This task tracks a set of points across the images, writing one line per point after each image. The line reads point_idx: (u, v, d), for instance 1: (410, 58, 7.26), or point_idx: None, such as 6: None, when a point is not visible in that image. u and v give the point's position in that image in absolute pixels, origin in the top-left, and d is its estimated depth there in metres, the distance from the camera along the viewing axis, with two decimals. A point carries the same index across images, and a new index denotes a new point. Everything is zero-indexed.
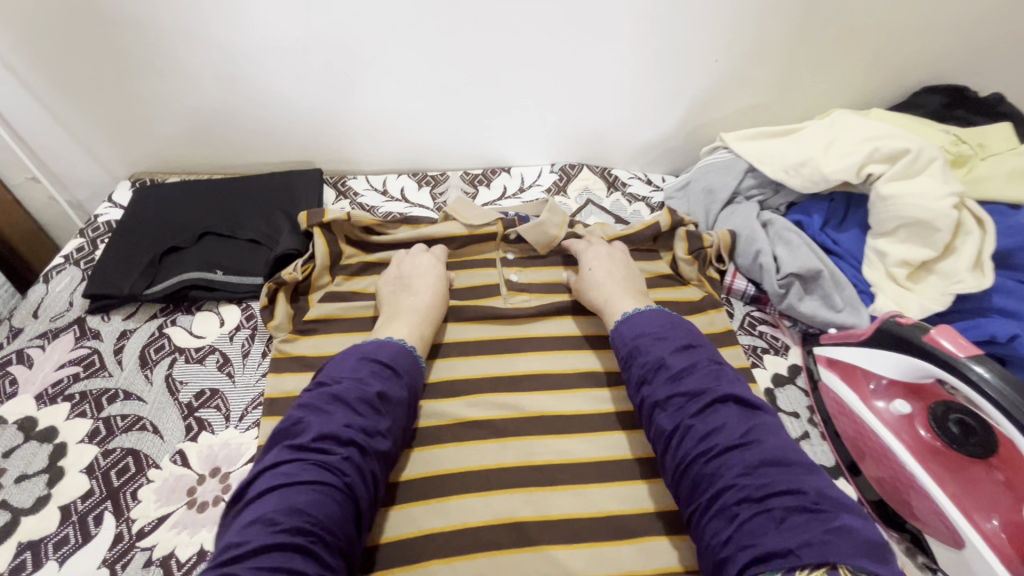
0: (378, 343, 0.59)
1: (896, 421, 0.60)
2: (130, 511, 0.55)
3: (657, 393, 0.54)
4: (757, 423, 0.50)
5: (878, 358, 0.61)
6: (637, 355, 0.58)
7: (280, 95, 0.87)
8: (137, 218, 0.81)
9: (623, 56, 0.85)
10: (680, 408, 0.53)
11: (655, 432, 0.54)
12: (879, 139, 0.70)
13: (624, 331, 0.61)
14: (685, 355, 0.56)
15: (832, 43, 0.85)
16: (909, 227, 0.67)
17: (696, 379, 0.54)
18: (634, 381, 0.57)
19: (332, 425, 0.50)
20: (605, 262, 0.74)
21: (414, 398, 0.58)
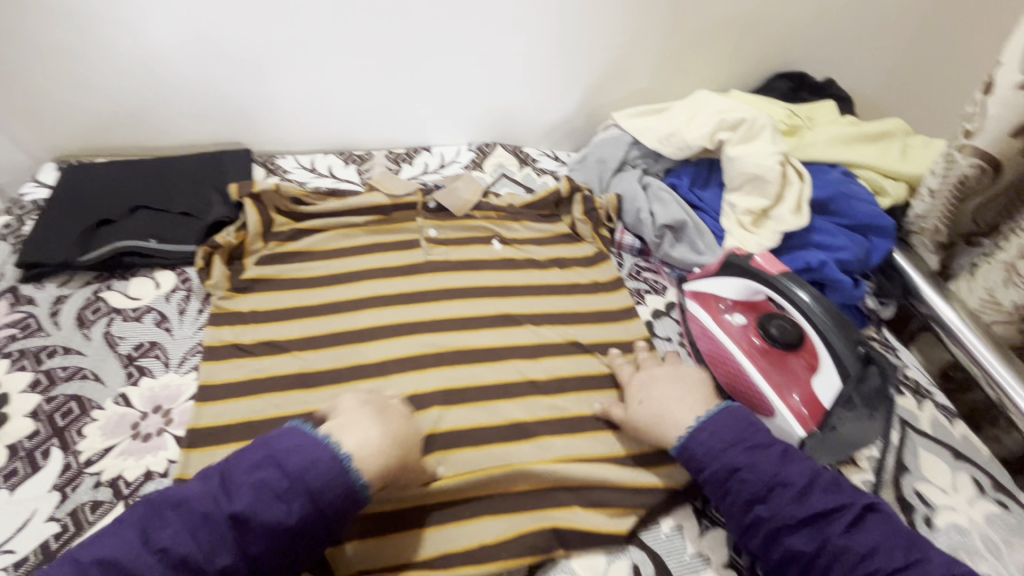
0: (298, 443, 0.52)
1: (737, 333, 0.74)
2: (76, 445, 0.61)
3: (786, 514, 0.54)
4: (899, 534, 0.54)
5: (721, 283, 0.76)
6: (740, 468, 0.57)
7: (207, 77, 0.94)
8: (65, 193, 0.84)
9: (519, 42, 0.98)
10: (814, 527, 0.54)
11: (777, 552, 0.54)
12: (727, 111, 0.86)
13: (705, 438, 0.60)
14: (796, 468, 0.57)
15: (696, 35, 1.01)
16: (751, 182, 0.82)
17: (824, 496, 0.55)
18: (738, 496, 0.57)
19: (142, 547, 0.47)
20: (657, 389, 0.68)
21: (310, 525, 0.50)
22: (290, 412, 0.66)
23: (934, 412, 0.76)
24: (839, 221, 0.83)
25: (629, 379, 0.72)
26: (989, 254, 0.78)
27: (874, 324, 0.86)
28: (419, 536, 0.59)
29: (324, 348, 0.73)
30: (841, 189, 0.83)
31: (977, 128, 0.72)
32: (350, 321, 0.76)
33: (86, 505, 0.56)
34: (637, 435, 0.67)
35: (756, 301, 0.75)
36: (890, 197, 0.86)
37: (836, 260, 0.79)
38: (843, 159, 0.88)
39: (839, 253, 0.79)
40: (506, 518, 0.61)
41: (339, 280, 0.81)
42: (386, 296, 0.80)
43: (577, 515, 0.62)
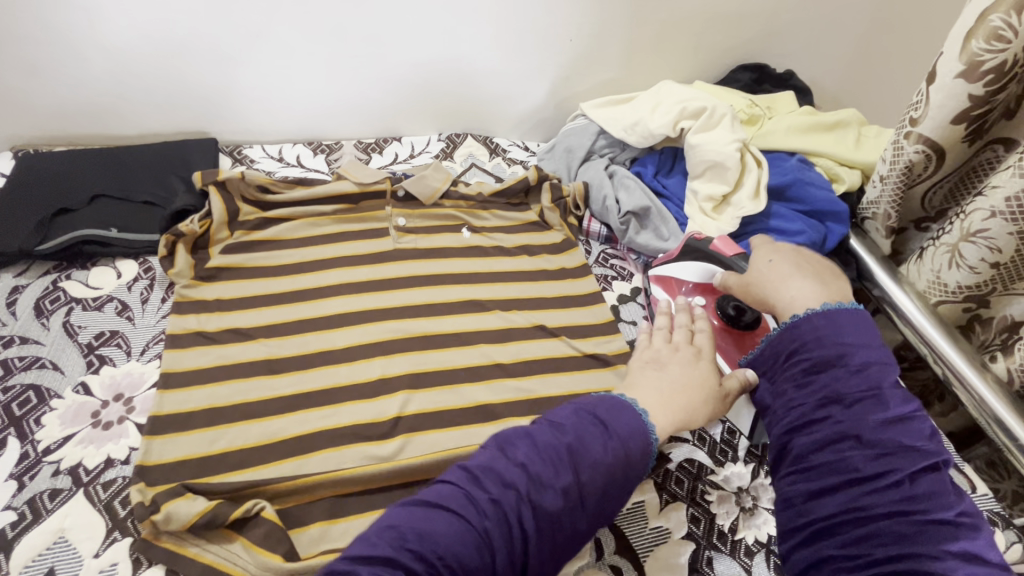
0: (608, 399, 0.49)
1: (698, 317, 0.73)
2: (34, 434, 0.60)
3: (864, 423, 0.45)
4: (967, 503, 0.44)
5: (681, 267, 0.77)
6: (846, 362, 0.48)
7: (169, 64, 0.92)
8: (21, 181, 0.82)
9: (488, 31, 0.99)
10: (885, 453, 0.44)
11: (821, 456, 0.46)
12: (688, 101, 0.88)
13: (820, 325, 0.51)
14: (900, 394, 0.47)
15: (660, 26, 1.03)
16: (712, 169, 0.85)
17: (910, 430, 0.45)
18: (820, 390, 0.48)
19: (504, 464, 0.43)
20: (794, 260, 0.60)
21: (625, 472, 0.45)
22: (255, 398, 0.66)
23: None
24: (796, 207, 0.86)
25: (760, 238, 0.64)
26: (936, 237, 0.81)
27: None
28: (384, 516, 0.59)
29: (289, 335, 0.73)
30: (797, 176, 0.87)
31: (921, 115, 0.74)
32: (317, 308, 0.76)
33: (45, 493, 0.56)
34: (748, 284, 0.62)
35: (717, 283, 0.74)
36: (845, 184, 0.89)
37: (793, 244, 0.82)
38: (800, 148, 0.91)
39: (796, 237, 0.82)
40: None
41: (305, 268, 0.81)
42: (353, 283, 0.80)
43: None
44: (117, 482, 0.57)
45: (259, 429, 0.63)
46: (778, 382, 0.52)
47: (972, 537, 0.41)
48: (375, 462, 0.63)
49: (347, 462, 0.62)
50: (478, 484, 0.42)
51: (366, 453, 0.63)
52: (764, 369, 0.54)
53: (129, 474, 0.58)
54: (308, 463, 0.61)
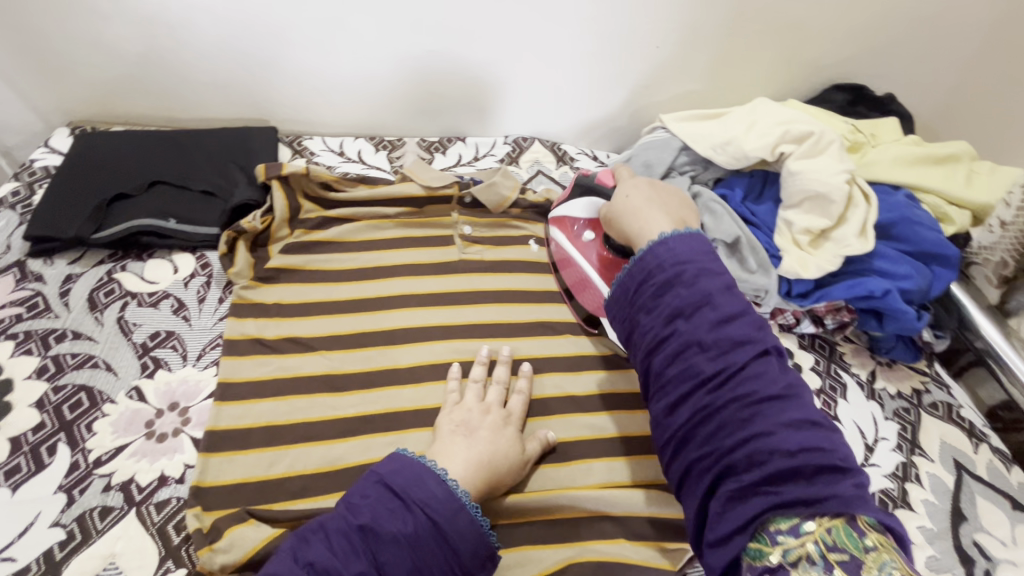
0: (408, 466, 0.51)
1: (589, 253, 0.75)
2: (85, 442, 0.56)
3: (702, 329, 0.50)
4: (795, 378, 0.49)
5: (574, 202, 0.78)
6: (680, 280, 0.52)
7: (234, 45, 0.87)
8: (79, 161, 0.78)
9: (571, 33, 0.92)
10: (722, 352, 0.49)
11: (674, 371, 0.50)
12: (789, 122, 0.82)
13: (659, 252, 0.55)
14: (732, 297, 0.52)
15: (754, 37, 0.96)
16: (812, 200, 0.78)
17: (742, 326, 0.50)
18: (665, 309, 0.52)
19: (292, 565, 0.45)
20: (643, 193, 0.66)
21: (436, 547, 0.47)
22: (315, 417, 0.61)
23: (989, 455, 0.72)
24: (901, 247, 0.79)
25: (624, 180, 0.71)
26: None
27: (926, 357, 0.81)
28: None
29: (352, 348, 0.68)
30: (905, 214, 0.79)
31: None
32: (381, 320, 0.71)
33: (94, 511, 0.51)
34: (612, 224, 0.67)
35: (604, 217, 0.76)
36: (954, 225, 0.82)
37: (899, 289, 0.75)
38: (907, 181, 0.83)
39: (904, 281, 0.75)
40: (550, 548, 0.57)
41: (368, 275, 0.76)
42: (419, 295, 0.75)
43: (624, 548, 0.58)
44: (171, 504, 0.53)
45: (320, 453, 0.58)
46: (624, 311, 0.56)
47: (799, 406, 0.46)
48: None
49: None
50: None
51: None
52: (615, 301, 0.57)
53: (184, 496, 0.54)
54: None
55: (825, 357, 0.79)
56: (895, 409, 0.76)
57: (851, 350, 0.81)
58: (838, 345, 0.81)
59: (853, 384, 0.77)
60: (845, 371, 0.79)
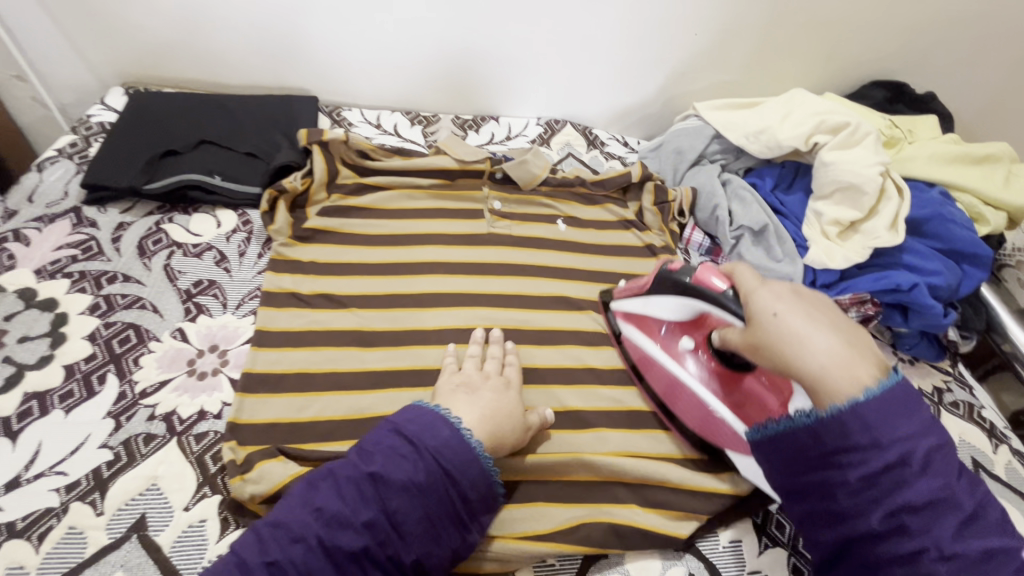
0: (423, 416, 0.53)
1: (688, 364, 0.66)
2: (132, 375, 0.59)
3: (943, 537, 0.40)
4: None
5: (658, 304, 0.66)
6: (908, 464, 0.41)
7: (281, 12, 0.89)
8: (134, 118, 0.82)
9: (610, 18, 0.92)
10: (968, 568, 0.40)
11: (902, 574, 0.41)
12: (826, 113, 0.81)
13: (867, 419, 0.42)
14: (965, 484, 0.43)
15: (796, 28, 0.95)
16: (843, 191, 0.78)
17: (984, 528, 0.41)
18: (889, 502, 0.41)
19: (300, 511, 0.48)
20: (794, 308, 0.47)
21: (447, 494, 0.50)
22: (345, 368, 0.64)
23: (1009, 456, 0.72)
24: (934, 245, 0.78)
25: (752, 280, 0.52)
26: None
27: (950, 356, 0.81)
28: None
29: (383, 308, 0.70)
30: (938, 210, 0.78)
31: None
32: (411, 284, 0.74)
33: (139, 437, 0.55)
34: (758, 344, 0.48)
35: (700, 321, 0.65)
36: (989, 225, 0.81)
37: (928, 284, 0.75)
38: (943, 179, 0.82)
39: (932, 277, 0.75)
40: (565, 506, 0.59)
41: (400, 241, 0.79)
42: (448, 263, 0.77)
43: (635, 513, 0.59)
44: (209, 436, 0.56)
45: (348, 402, 0.61)
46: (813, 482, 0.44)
47: None
48: None
49: None
50: (273, 534, 0.47)
51: None
52: (790, 460, 0.45)
53: (221, 430, 0.57)
54: None
55: None
56: None
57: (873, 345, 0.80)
58: None
59: None
60: None
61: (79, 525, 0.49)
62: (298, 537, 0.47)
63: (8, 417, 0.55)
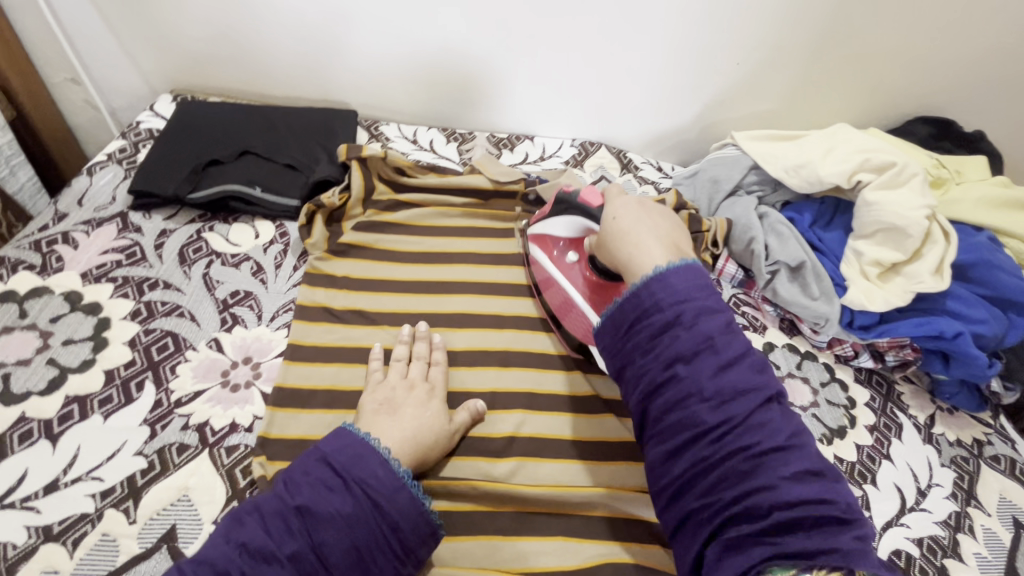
0: (353, 445, 0.54)
1: (570, 273, 0.71)
2: (169, 383, 0.60)
3: (701, 377, 0.48)
4: (797, 423, 0.49)
5: (554, 222, 0.74)
6: (680, 322, 0.50)
7: (327, 27, 0.92)
8: (181, 127, 0.85)
9: (651, 43, 0.92)
10: (723, 402, 0.48)
11: (672, 419, 0.49)
12: (872, 151, 0.80)
13: (656, 289, 0.52)
14: (733, 339, 0.50)
15: (840, 61, 0.94)
16: (886, 232, 0.76)
17: (742, 373, 0.49)
18: (665, 355, 0.50)
19: (226, 547, 0.47)
20: (635, 211, 0.62)
21: (376, 527, 0.50)
22: None
23: None
24: (979, 291, 0.76)
25: (616, 195, 0.66)
26: None
27: (991, 408, 0.78)
28: (494, 541, 0.57)
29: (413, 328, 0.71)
30: (986, 256, 0.76)
31: None
32: (441, 304, 0.74)
33: (173, 447, 0.56)
34: (603, 245, 0.62)
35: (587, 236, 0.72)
36: None
37: (972, 333, 0.72)
38: (990, 223, 0.80)
39: (978, 326, 0.72)
40: (590, 543, 0.58)
41: (432, 260, 0.79)
42: (478, 284, 0.77)
43: (660, 555, 0.58)
44: (239, 449, 0.57)
45: None
46: (623, 352, 0.53)
47: (801, 458, 0.46)
48: (485, 480, 0.60)
49: (460, 476, 0.61)
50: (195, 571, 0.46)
51: (478, 470, 0.61)
52: (606, 335, 0.54)
53: (251, 444, 0.58)
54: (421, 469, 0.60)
55: (881, 395, 0.77)
56: (953, 456, 0.73)
57: (911, 391, 0.78)
58: (897, 384, 0.79)
59: (909, 426, 0.75)
60: (902, 411, 0.76)
61: (111, 533, 0.50)
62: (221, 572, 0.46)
63: (49, 420, 0.56)
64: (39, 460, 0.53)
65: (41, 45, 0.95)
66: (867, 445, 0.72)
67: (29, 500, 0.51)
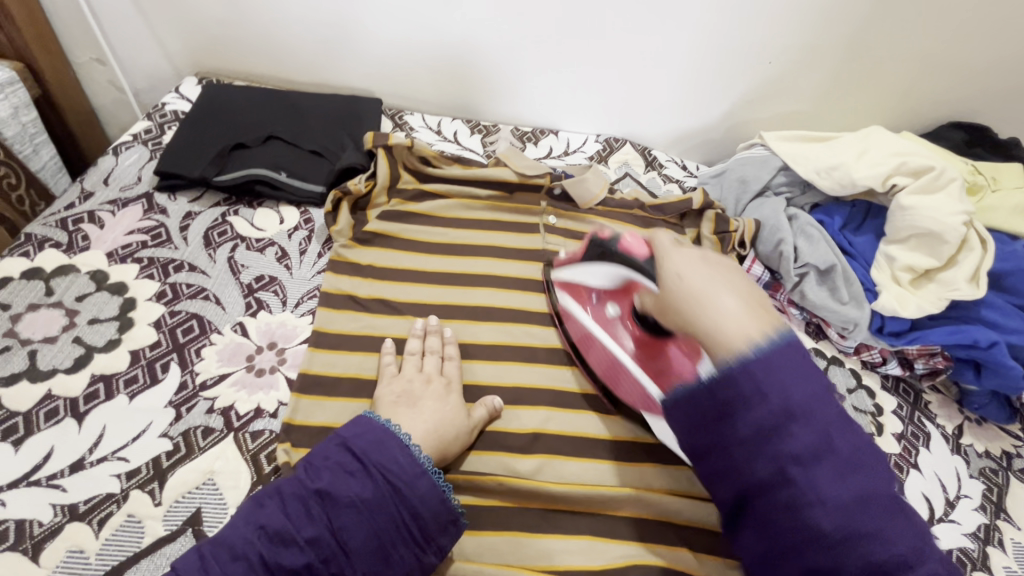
0: (372, 430, 0.54)
1: (611, 329, 0.64)
2: (194, 365, 0.60)
3: (821, 483, 0.40)
4: (912, 518, 0.43)
5: (589, 270, 0.64)
6: (794, 417, 0.41)
7: (356, 13, 0.91)
8: (207, 109, 0.84)
9: (682, 40, 0.91)
10: (843, 512, 0.40)
11: (783, 525, 0.41)
12: (907, 154, 0.78)
13: (757, 374, 0.42)
14: (846, 429, 0.42)
15: (875, 63, 0.92)
16: (920, 237, 0.75)
17: (861, 474, 0.41)
18: (776, 457, 0.41)
19: (246, 529, 0.47)
20: (703, 269, 0.48)
21: (396, 512, 0.50)
22: None
23: None
24: (1013, 300, 0.74)
25: (669, 243, 0.52)
26: None
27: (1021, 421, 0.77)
28: (519, 538, 0.57)
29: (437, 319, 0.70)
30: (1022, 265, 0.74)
31: None
32: (466, 297, 0.73)
33: (198, 429, 0.55)
34: (667, 309, 0.49)
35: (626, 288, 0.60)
36: None
37: (1007, 342, 0.71)
38: None
39: (1011, 335, 0.71)
40: (615, 543, 0.57)
41: (457, 251, 0.78)
42: (503, 277, 0.76)
43: (687, 558, 0.57)
44: (264, 435, 0.56)
45: None
46: (715, 443, 0.44)
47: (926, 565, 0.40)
48: (510, 476, 0.60)
49: (484, 471, 0.60)
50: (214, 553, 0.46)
51: (503, 465, 0.61)
52: (691, 421, 0.45)
53: (276, 429, 0.57)
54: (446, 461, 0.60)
55: (909, 404, 0.76)
56: (982, 468, 0.71)
57: (938, 400, 0.77)
58: (924, 393, 0.77)
59: (937, 436, 0.73)
60: (930, 421, 0.75)
61: (137, 514, 0.50)
62: (240, 555, 0.46)
63: (75, 398, 0.56)
64: (65, 438, 0.53)
65: (68, 23, 0.95)
66: (894, 454, 0.71)
67: (54, 478, 0.51)
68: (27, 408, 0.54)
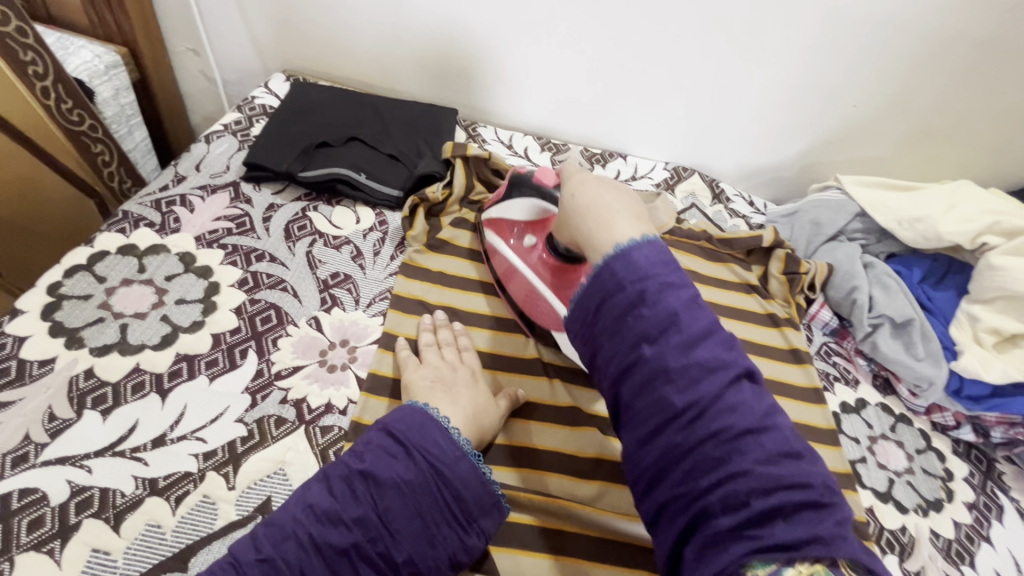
0: (411, 414, 0.53)
1: (530, 258, 0.68)
2: (271, 354, 0.62)
3: (667, 356, 0.42)
4: (774, 404, 0.43)
5: (511, 205, 0.69)
6: (644, 300, 0.44)
7: (446, 25, 0.93)
8: (295, 107, 0.87)
9: (767, 76, 0.90)
10: (691, 381, 0.42)
11: (643, 403, 0.43)
12: (1000, 214, 0.77)
13: (617, 267, 0.46)
14: (697, 311, 0.44)
15: (965, 116, 0.89)
16: (1009, 300, 0.72)
17: (714, 351, 0.43)
18: (630, 335, 0.44)
19: (293, 509, 0.48)
20: (590, 188, 0.55)
21: (437, 493, 0.49)
22: None
23: None
24: None
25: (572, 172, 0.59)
26: None
27: None
28: (577, 566, 0.56)
29: (504, 331, 0.71)
30: None
31: None
32: None
33: (272, 418, 0.57)
34: (565, 227, 0.56)
35: (545, 218, 0.68)
36: None
37: None
38: None
39: None
40: None
41: None
42: None
43: None
44: (334, 431, 0.57)
45: None
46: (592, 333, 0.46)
47: (776, 439, 0.40)
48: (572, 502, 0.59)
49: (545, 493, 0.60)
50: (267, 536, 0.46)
51: (565, 489, 0.61)
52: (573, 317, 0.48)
53: (345, 427, 0.58)
54: (511, 478, 0.60)
55: (981, 472, 0.72)
56: None
57: (1014, 472, 0.73)
58: (998, 462, 0.74)
59: (1011, 509, 0.70)
60: (1004, 492, 0.71)
61: (212, 496, 0.51)
62: (289, 534, 0.46)
63: (160, 374, 0.58)
64: (149, 413, 0.55)
65: (173, 17, 1.00)
66: (965, 523, 0.68)
67: (138, 451, 0.52)
68: (115, 380, 0.57)
